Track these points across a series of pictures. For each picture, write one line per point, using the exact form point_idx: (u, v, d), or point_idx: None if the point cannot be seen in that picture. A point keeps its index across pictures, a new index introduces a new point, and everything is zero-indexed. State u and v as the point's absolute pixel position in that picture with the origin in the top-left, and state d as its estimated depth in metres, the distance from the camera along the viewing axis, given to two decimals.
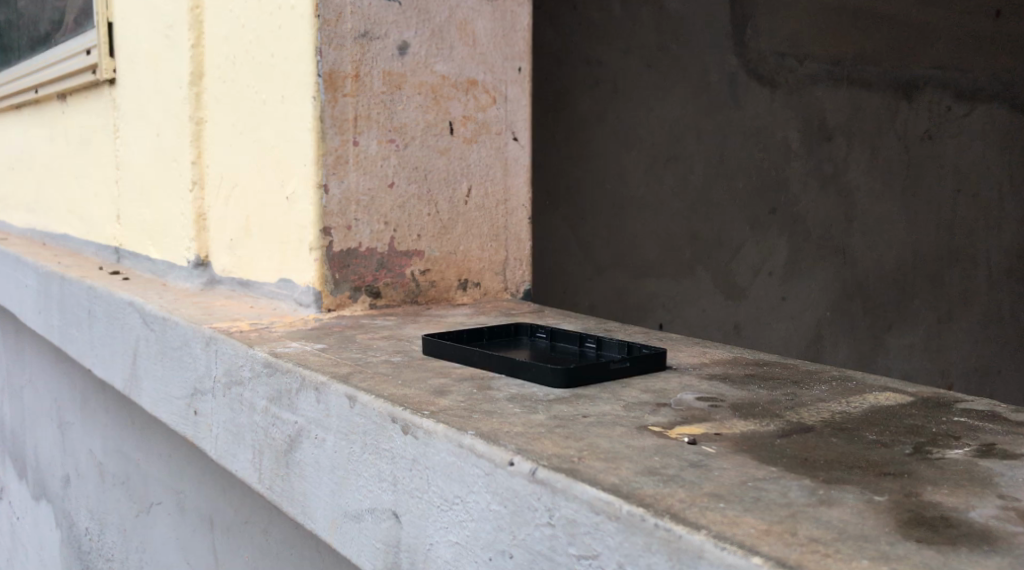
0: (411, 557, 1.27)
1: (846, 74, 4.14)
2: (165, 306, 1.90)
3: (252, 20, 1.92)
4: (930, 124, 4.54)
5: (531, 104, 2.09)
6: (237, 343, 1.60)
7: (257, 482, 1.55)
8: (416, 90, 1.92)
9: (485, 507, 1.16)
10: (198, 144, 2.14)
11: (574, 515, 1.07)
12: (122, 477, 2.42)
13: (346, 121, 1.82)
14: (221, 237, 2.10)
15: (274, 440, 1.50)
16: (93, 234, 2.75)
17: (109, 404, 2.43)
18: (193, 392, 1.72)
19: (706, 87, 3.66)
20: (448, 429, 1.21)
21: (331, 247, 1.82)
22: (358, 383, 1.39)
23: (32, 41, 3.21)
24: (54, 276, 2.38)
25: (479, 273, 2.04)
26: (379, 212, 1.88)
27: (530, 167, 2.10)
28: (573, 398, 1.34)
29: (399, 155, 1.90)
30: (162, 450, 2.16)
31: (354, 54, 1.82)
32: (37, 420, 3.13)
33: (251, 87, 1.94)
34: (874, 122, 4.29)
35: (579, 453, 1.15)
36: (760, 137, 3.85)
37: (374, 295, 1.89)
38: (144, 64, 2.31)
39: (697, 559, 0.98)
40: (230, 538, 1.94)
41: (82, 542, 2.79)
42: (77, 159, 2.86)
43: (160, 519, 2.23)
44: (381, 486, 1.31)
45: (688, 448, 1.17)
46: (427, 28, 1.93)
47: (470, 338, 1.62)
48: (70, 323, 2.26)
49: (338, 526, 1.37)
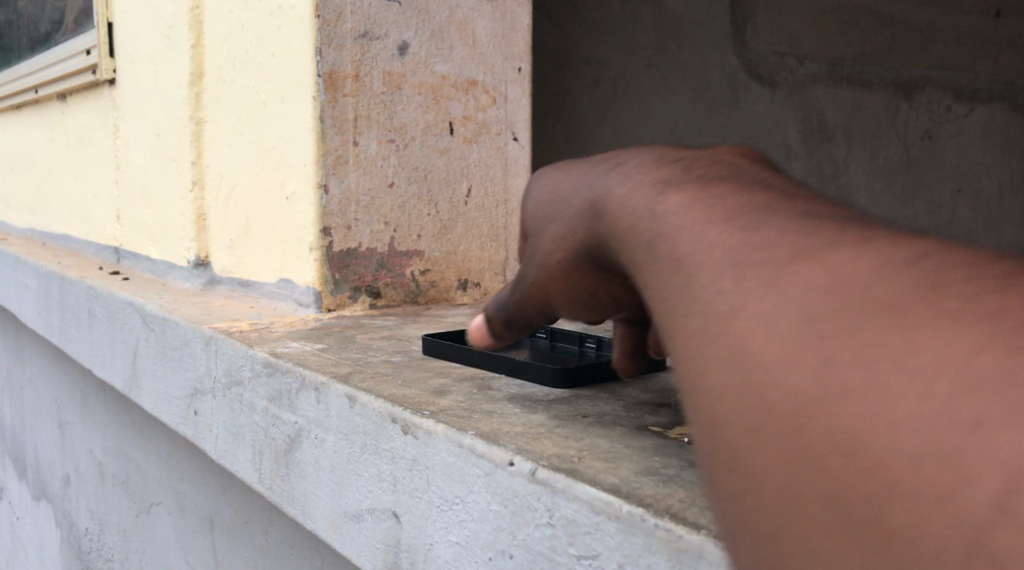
0: (411, 557, 1.27)
1: (846, 74, 4.10)
2: (165, 306, 1.90)
3: (252, 20, 1.92)
4: (930, 125, 4.47)
5: (531, 104, 2.10)
6: (237, 343, 1.60)
7: (257, 482, 1.55)
8: (416, 90, 1.92)
9: (485, 507, 1.16)
10: (198, 144, 2.14)
11: (575, 515, 1.07)
12: (122, 477, 2.43)
13: (346, 121, 1.82)
14: (221, 238, 2.10)
15: (274, 440, 1.50)
16: (94, 234, 2.75)
17: (109, 403, 2.43)
18: (193, 392, 1.72)
19: (706, 88, 3.69)
20: (448, 429, 1.21)
21: (331, 247, 1.82)
22: (358, 383, 1.39)
23: (31, 42, 3.21)
24: (54, 275, 2.38)
25: (479, 274, 2.05)
26: (379, 213, 1.88)
27: (530, 167, 2.11)
28: (573, 398, 1.34)
29: (400, 155, 1.91)
30: (162, 449, 2.16)
31: (354, 54, 1.82)
32: (37, 421, 3.13)
33: (252, 87, 1.94)
34: (874, 123, 4.24)
35: (579, 453, 1.15)
36: (759, 138, 3.84)
37: (374, 295, 1.89)
38: (145, 64, 2.31)
39: (697, 560, 0.97)
40: (230, 539, 1.94)
41: (83, 541, 2.80)
42: (77, 159, 2.86)
43: (160, 518, 2.23)
44: (381, 486, 1.31)
45: (689, 448, 1.17)
46: (428, 28, 1.93)
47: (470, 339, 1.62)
48: (70, 323, 2.26)
49: (338, 527, 1.38)
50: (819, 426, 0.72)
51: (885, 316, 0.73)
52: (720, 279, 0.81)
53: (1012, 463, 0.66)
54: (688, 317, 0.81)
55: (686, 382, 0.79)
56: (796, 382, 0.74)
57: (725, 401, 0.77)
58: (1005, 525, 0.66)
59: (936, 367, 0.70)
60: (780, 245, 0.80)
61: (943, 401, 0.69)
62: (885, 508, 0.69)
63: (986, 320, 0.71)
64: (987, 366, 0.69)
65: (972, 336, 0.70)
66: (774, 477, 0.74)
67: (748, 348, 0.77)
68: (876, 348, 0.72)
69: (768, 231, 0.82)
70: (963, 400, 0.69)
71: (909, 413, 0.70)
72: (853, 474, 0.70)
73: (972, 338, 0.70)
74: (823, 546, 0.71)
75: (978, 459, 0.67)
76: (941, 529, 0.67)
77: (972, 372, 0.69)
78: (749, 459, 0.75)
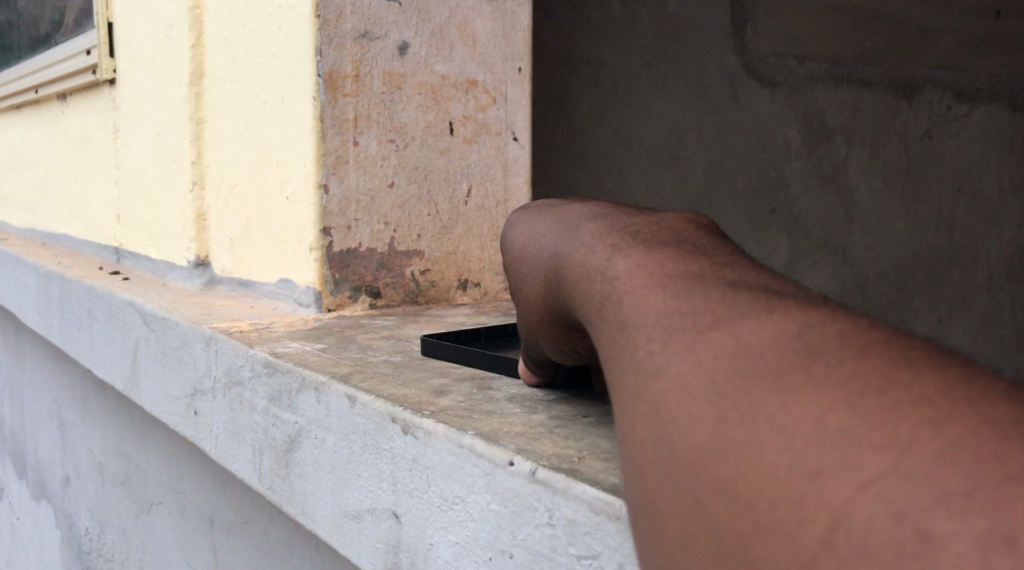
0: (412, 557, 1.27)
1: (846, 73, 4.05)
2: (165, 306, 1.90)
3: (252, 20, 1.91)
4: (930, 124, 4.22)
5: (531, 104, 2.09)
6: (237, 343, 1.60)
7: (257, 482, 1.55)
8: (416, 90, 1.92)
9: (485, 507, 1.16)
10: (198, 144, 2.14)
11: (575, 515, 1.07)
12: (122, 478, 2.42)
13: (346, 121, 1.82)
14: (221, 238, 2.10)
15: (274, 439, 1.50)
16: (93, 234, 2.75)
17: (109, 403, 2.43)
18: (193, 392, 1.72)
19: (706, 88, 3.70)
20: (448, 430, 1.21)
21: (331, 247, 1.81)
22: (358, 383, 1.39)
23: (32, 41, 3.22)
24: (54, 275, 2.38)
25: (479, 274, 2.05)
26: (379, 213, 1.88)
27: (530, 167, 2.11)
28: (573, 397, 1.34)
29: (400, 155, 1.91)
30: (162, 450, 2.16)
31: (354, 54, 1.82)
32: (37, 420, 3.14)
33: (252, 87, 1.94)
34: (874, 123, 4.13)
35: (579, 453, 1.15)
36: (760, 138, 3.84)
37: (374, 295, 1.89)
38: (145, 64, 2.31)
39: None
40: (230, 540, 1.94)
41: (83, 541, 2.80)
42: (77, 159, 2.86)
43: (160, 519, 2.23)
44: (380, 486, 1.31)
45: None
46: (428, 28, 1.93)
47: (470, 339, 1.60)
48: (70, 322, 2.26)
49: (338, 527, 1.38)
50: (704, 474, 0.78)
51: (769, 381, 0.79)
52: (653, 340, 0.86)
53: (841, 502, 0.72)
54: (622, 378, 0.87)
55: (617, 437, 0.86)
56: (694, 435, 0.79)
57: (643, 452, 0.82)
58: (833, 559, 0.71)
59: (799, 423, 0.76)
60: (704, 312, 0.86)
61: (798, 452, 0.75)
62: (747, 542, 0.75)
63: (839, 384, 0.76)
64: (837, 423, 0.75)
65: (830, 395, 0.76)
66: (680, 517, 0.78)
67: (665, 406, 0.82)
68: (758, 408, 0.78)
69: (696, 299, 0.88)
70: (815, 452, 0.74)
71: (770, 461, 0.75)
72: (726, 514, 0.76)
73: (830, 399, 0.76)
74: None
75: (819, 501, 0.72)
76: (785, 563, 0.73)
77: (826, 428, 0.75)
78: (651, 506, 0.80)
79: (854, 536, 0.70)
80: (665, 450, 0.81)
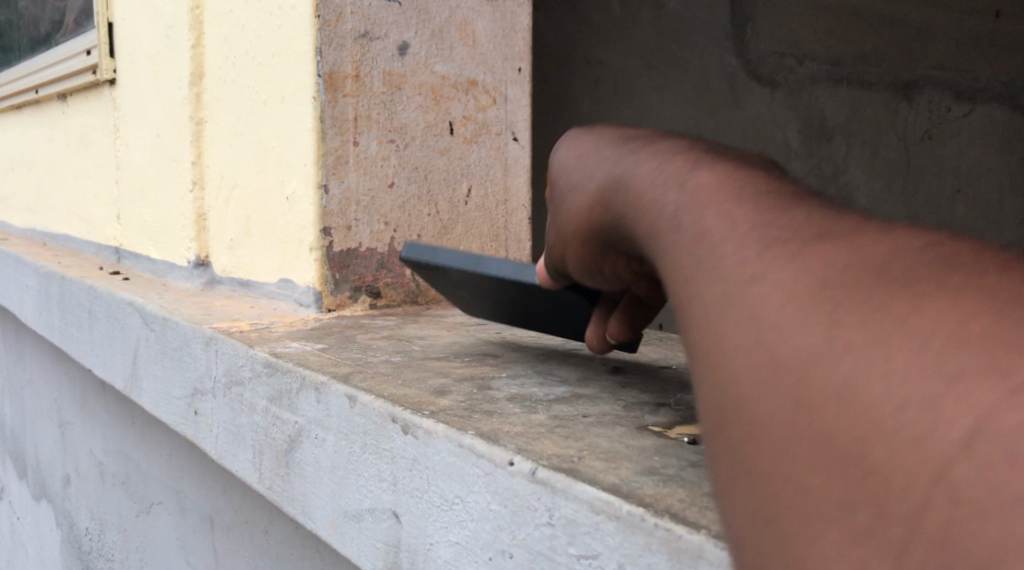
0: (411, 557, 1.27)
1: (846, 74, 4.05)
2: (165, 306, 1.91)
3: (252, 20, 1.92)
4: (930, 124, 4.34)
5: (531, 104, 2.11)
6: (237, 343, 1.61)
7: (257, 482, 1.55)
8: (416, 90, 1.93)
9: (485, 507, 1.16)
10: (198, 144, 2.14)
11: (575, 515, 1.07)
12: (122, 477, 2.43)
13: (346, 121, 1.82)
14: (221, 238, 2.10)
15: (274, 439, 1.50)
16: (93, 234, 2.76)
17: (109, 403, 2.43)
18: (193, 392, 1.72)
19: (706, 88, 3.72)
20: (448, 429, 1.21)
21: (331, 248, 1.81)
22: (358, 382, 1.39)
23: (32, 42, 3.23)
24: (54, 275, 2.38)
25: None
26: (379, 213, 1.88)
27: (530, 167, 2.12)
28: (573, 398, 1.34)
29: (400, 155, 1.91)
30: (162, 449, 2.17)
31: (354, 54, 1.82)
32: (37, 420, 3.14)
33: (252, 87, 1.95)
34: (874, 123, 4.15)
35: (579, 453, 1.15)
36: (760, 138, 3.85)
37: (374, 295, 1.89)
38: (145, 64, 2.31)
39: (697, 559, 0.98)
40: (230, 539, 1.94)
41: (83, 541, 2.80)
42: (77, 159, 2.87)
43: (160, 518, 2.23)
44: (380, 486, 1.31)
45: (689, 448, 1.17)
46: (428, 28, 1.93)
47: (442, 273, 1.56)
48: (70, 323, 2.26)
49: (338, 527, 1.38)
50: (814, 376, 0.82)
51: (888, 291, 0.83)
52: (746, 248, 0.92)
53: (990, 403, 0.75)
54: (715, 290, 0.91)
55: (712, 350, 0.89)
56: (801, 338, 0.84)
57: (734, 356, 0.87)
58: (975, 454, 0.74)
59: (930, 331, 0.79)
60: (807, 227, 0.91)
61: (935, 356, 0.78)
62: (870, 444, 0.78)
63: (985, 296, 0.80)
64: (981, 328, 0.78)
65: (962, 305, 0.80)
66: (782, 419, 0.82)
67: (761, 312, 0.87)
68: (883, 316, 0.82)
69: (732, 267, 0.91)
70: (956, 356, 0.77)
71: (893, 370, 0.79)
72: (843, 416, 0.80)
73: (969, 308, 0.79)
74: (807, 482, 0.80)
75: (959, 403, 0.76)
76: (912, 465, 0.76)
77: (969, 331, 0.78)
78: (749, 416, 0.84)
79: (996, 439, 0.74)
80: (764, 356, 0.85)
